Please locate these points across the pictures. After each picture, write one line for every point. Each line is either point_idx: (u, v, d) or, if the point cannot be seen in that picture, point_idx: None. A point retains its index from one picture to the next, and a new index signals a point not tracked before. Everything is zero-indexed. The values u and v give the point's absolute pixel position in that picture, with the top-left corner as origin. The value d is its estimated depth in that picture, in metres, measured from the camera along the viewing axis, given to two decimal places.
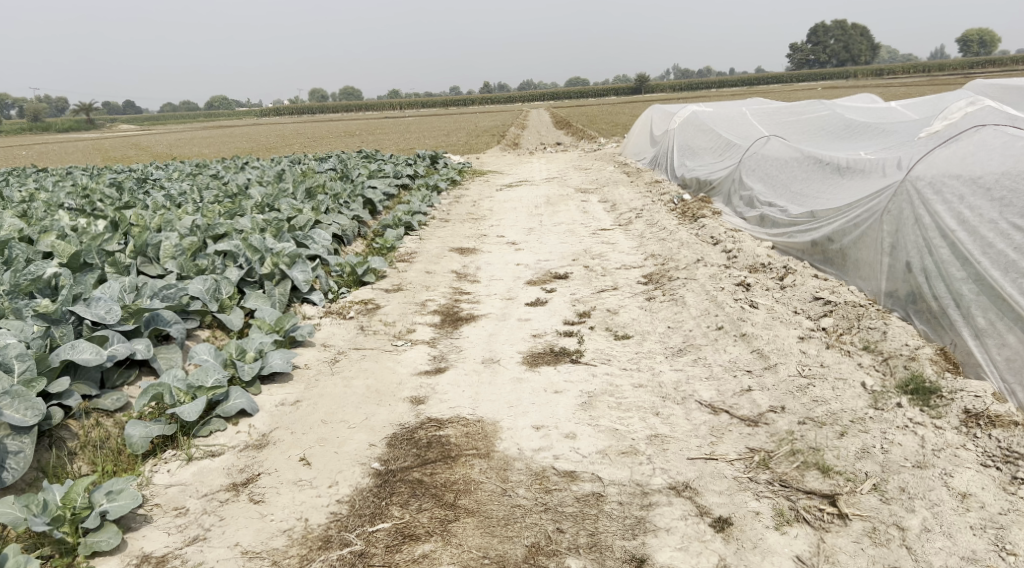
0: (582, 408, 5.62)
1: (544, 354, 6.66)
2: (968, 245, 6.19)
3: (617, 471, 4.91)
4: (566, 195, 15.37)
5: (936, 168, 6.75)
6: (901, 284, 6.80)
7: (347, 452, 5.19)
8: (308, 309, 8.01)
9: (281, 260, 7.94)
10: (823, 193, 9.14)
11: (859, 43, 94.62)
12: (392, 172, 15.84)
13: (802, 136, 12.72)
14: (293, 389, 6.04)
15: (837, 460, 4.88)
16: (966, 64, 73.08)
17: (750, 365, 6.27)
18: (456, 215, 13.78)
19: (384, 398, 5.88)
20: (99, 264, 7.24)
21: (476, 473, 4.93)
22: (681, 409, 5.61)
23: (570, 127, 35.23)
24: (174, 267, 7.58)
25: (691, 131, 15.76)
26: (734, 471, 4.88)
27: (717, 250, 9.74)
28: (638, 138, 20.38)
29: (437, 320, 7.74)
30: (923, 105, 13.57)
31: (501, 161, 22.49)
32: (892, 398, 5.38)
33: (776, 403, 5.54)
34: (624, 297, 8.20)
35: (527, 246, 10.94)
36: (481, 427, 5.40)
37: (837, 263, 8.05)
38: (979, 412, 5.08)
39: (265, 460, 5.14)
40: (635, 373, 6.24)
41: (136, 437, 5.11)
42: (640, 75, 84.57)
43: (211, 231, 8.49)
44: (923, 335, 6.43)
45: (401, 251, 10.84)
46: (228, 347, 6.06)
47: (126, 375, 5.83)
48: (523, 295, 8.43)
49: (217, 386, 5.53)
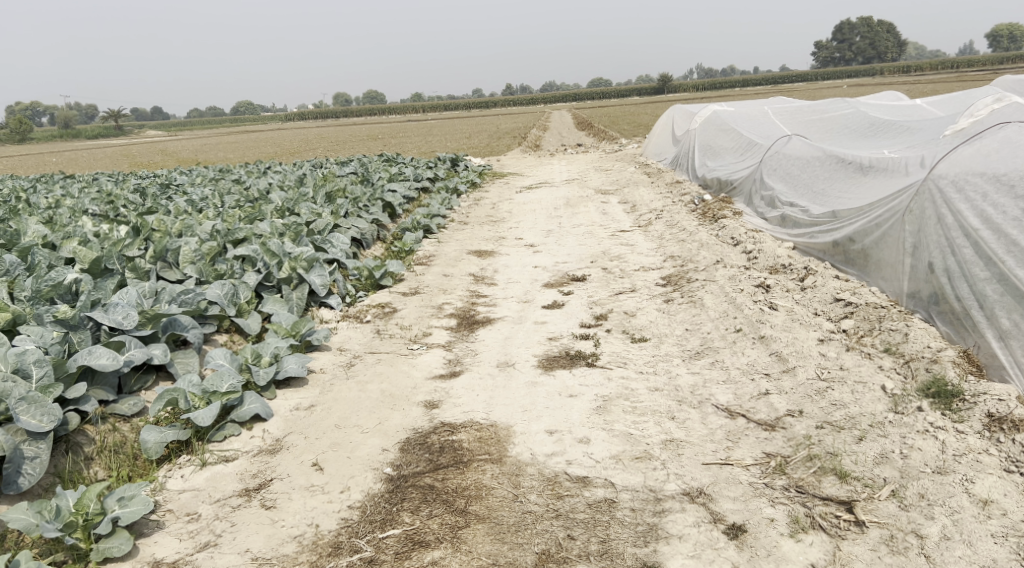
0: (597, 412, 5.57)
1: (560, 358, 6.62)
2: (992, 245, 6.07)
3: (631, 476, 4.86)
4: (586, 196, 15.31)
5: (958, 166, 6.63)
6: (924, 285, 6.68)
7: (360, 456, 5.18)
8: (326, 313, 8.03)
9: (299, 264, 7.97)
10: (845, 192, 9.02)
11: (885, 40, 93.57)
12: (412, 175, 15.87)
13: (824, 135, 12.57)
14: (308, 394, 6.05)
15: (855, 466, 4.79)
16: (995, 61, 72.00)
17: (768, 368, 6.18)
18: (475, 218, 13.76)
19: (398, 402, 5.86)
20: (120, 269, 7.32)
21: (488, 478, 4.90)
22: (697, 414, 5.54)
23: (592, 127, 35.16)
24: (193, 272, 7.64)
25: (713, 131, 15.63)
26: (749, 476, 4.81)
27: (737, 251, 9.65)
28: (660, 139, 20.27)
29: (453, 323, 7.72)
30: (949, 102, 13.35)
31: (522, 163, 22.45)
32: (913, 402, 5.27)
33: (794, 407, 5.46)
34: (642, 300, 8.13)
35: (545, 248, 10.90)
36: (495, 432, 5.37)
37: (858, 263, 7.94)
38: (1003, 416, 4.96)
39: (277, 465, 5.15)
40: (651, 377, 6.17)
41: (150, 442, 5.13)
42: (663, 76, 84.20)
43: (230, 235, 8.55)
44: (946, 337, 6.31)
45: (419, 254, 10.85)
46: (244, 351, 6.08)
47: (143, 380, 5.88)
48: (540, 298, 8.39)
49: (232, 391, 5.54)
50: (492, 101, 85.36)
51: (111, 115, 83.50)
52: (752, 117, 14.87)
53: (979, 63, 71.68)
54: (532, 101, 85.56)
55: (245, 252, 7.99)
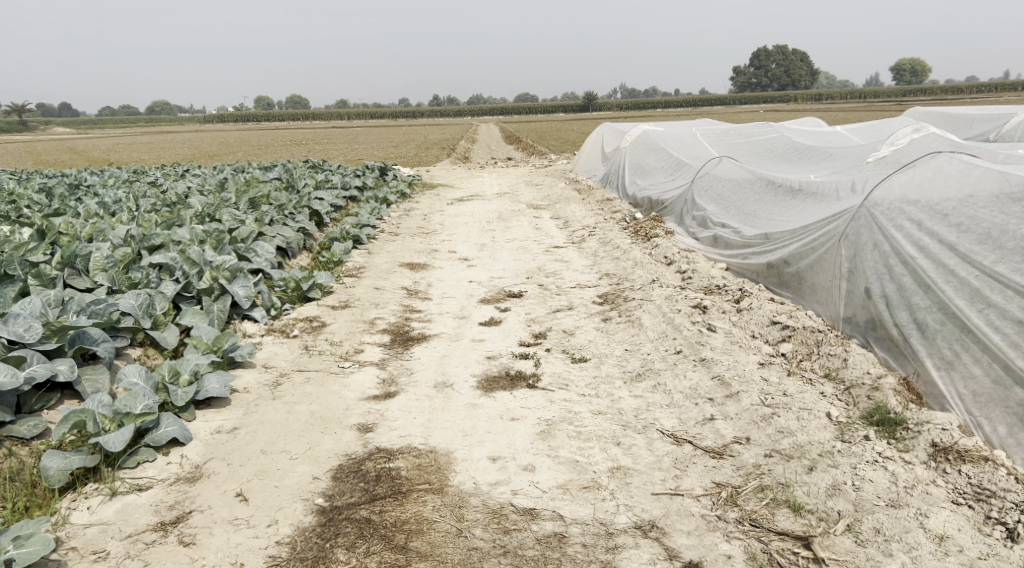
0: (541, 437, 5.35)
1: (500, 378, 6.38)
2: (930, 273, 6.11)
3: (580, 508, 4.64)
4: (517, 210, 15.17)
5: (893, 194, 6.70)
6: (860, 310, 6.69)
7: (289, 485, 4.83)
8: (249, 326, 7.61)
9: (221, 274, 7.52)
10: (776, 215, 9.08)
11: (799, 68, 97.15)
12: (340, 183, 15.46)
13: (752, 158, 12.73)
14: (231, 415, 5.64)
15: (807, 498, 4.69)
16: (900, 92, 75.58)
17: (711, 393, 6.04)
18: (406, 229, 13.44)
19: (330, 426, 5.52)
20: (22, 276, 6.80)
21: (429, 511, 4.61)
22: (643, 439, 5.38)
23: (521, 141, 35.24)
24: (105, 280, 7.15)
25: (642, 149, 15.73)
26: (701, 508, 4.66)
27: (672, 271, 9.62)
28: (588, 156, 20.35)
29: (386, 340, 7.42)
30: (869, 131, 13.77)
31: (452, 175, 22.18)
32: (859, 430, 5.20)
33: (741, 434, 5.35)
34: (580, 318, 7.98)
35: (479, 262, 10.67)
36: (434, 458, 5.10)
37: (793, 286, 7.95)
38: (948, 446, 4.93)
39: (197, 495, 4.74)
40: (594, 400, 5.99)
41: (53, 469, 4.65)
42: (589, 94, 85.21)
43: (146, 242, 8.06)
44: (884, 363, 6.31)
45: (348, 266, 10.49)
46: (160, 369, 5.64)
47: (45, 399, 5.43)
48: (477, 314, 8.16)
49: (148, 412, 5.11)
50: (417, 112, 84.76)
51: (18, 108, 79.63)
52: (680, 138, 15.01)
53: (885, 94, 74.88)
54: (457, 112, 85.36)
55: (162, 259, 7.53)
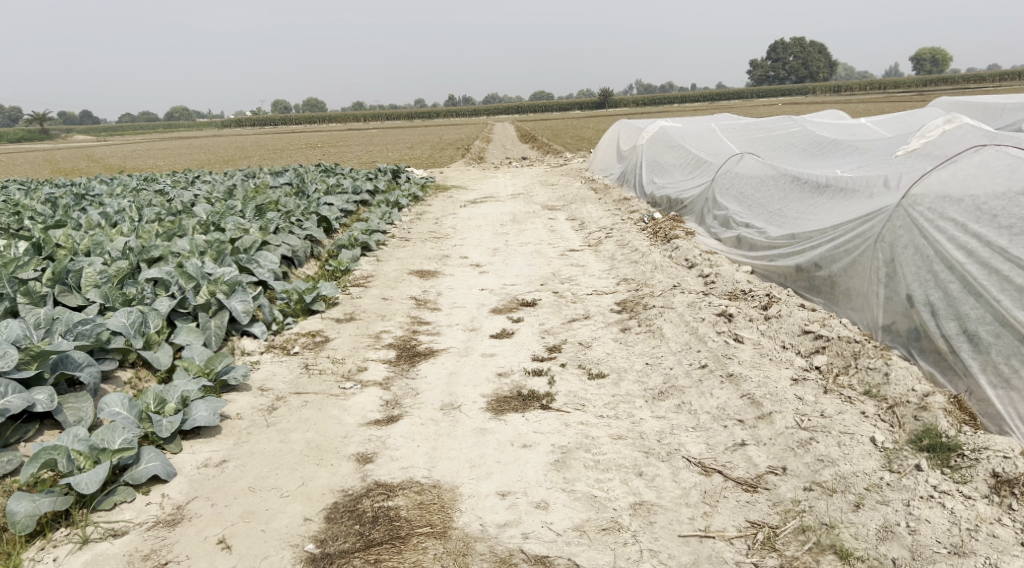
0: (555, 468, 4.88)
1: (511, 399, 5.91)
2: (981, 280, 5.58)
3: (598, 555, 4.23)
4: (532, 212, 14.69)
5: (934, 192, 6.15)
6: (901, 319, 6.13)
7: (276, 529, 4.42)
8: (248, 343, 7.17)
9: (219, 288, 7.08)
10: (803, 214, 8.52)
11: (818, 60, 95.99)
12: (351, 187, 15.00)
13: (773, 153, 12.16)
14: (221, 446, 5.22)
15: (856, 543, 4.26)
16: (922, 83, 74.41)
17: (741, 413, 5.51)
18: (417, 234, 12.97)
19: (326, 457, 5.07)
20: (12, 295, 6.44)
21: (430, 561, 4.21)
22: (667, 468, 4.89)
23: (535, 140, 34.79)
24: (98, 297, 6.77)
25: (660, 147, 15.17)
26: (734, 553, 4.26)
27: (694, 275, 9.10)
28: (605, 153, 19.79)
29: (392, 356, 6.97)
30: (899, 124, 13.15)
31: (466, 176, 21.65)
32: (909, 459, 4.69)
33: (776, 463, 4.86)
34: (597, 328, 7.49)
35: (492, 269, 10.20)
36: (438, 495, 4.66)
37: (824, 291, 7.37)
38: (1012, 478, 4.44)
39: (175, 543, 4.35)
40: (613, 423, 5.50)
41: (20, 514, 4.26)
42: (604, 91, 84.63)
43: (145, 254, 7.66)
44: (930, 378, 5.78)
45: (355, 274, 10.06)
46: (146, 397, 5.19)
47: (22, 431, 5.08)
48: (488, 326, 7.68)
49: (126, 448, 4.70)
50: (433, 111, 84.37)
51: (37, 117, 79.80)
52: (698, 133, 14.42)
53: (905, 84, 73.61)
54: (472, 111, 85.00)
55: (158, 274, 7.09)
